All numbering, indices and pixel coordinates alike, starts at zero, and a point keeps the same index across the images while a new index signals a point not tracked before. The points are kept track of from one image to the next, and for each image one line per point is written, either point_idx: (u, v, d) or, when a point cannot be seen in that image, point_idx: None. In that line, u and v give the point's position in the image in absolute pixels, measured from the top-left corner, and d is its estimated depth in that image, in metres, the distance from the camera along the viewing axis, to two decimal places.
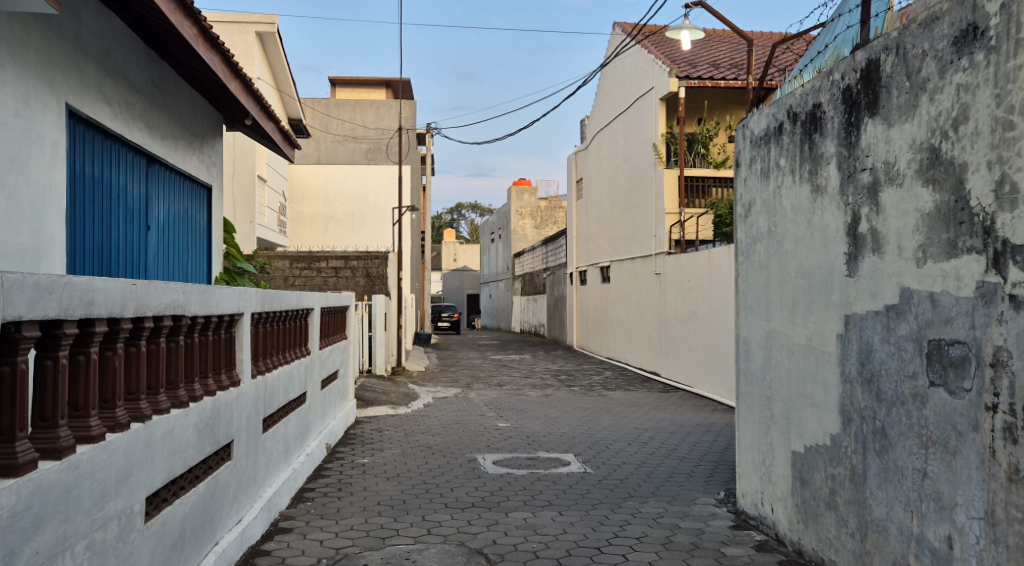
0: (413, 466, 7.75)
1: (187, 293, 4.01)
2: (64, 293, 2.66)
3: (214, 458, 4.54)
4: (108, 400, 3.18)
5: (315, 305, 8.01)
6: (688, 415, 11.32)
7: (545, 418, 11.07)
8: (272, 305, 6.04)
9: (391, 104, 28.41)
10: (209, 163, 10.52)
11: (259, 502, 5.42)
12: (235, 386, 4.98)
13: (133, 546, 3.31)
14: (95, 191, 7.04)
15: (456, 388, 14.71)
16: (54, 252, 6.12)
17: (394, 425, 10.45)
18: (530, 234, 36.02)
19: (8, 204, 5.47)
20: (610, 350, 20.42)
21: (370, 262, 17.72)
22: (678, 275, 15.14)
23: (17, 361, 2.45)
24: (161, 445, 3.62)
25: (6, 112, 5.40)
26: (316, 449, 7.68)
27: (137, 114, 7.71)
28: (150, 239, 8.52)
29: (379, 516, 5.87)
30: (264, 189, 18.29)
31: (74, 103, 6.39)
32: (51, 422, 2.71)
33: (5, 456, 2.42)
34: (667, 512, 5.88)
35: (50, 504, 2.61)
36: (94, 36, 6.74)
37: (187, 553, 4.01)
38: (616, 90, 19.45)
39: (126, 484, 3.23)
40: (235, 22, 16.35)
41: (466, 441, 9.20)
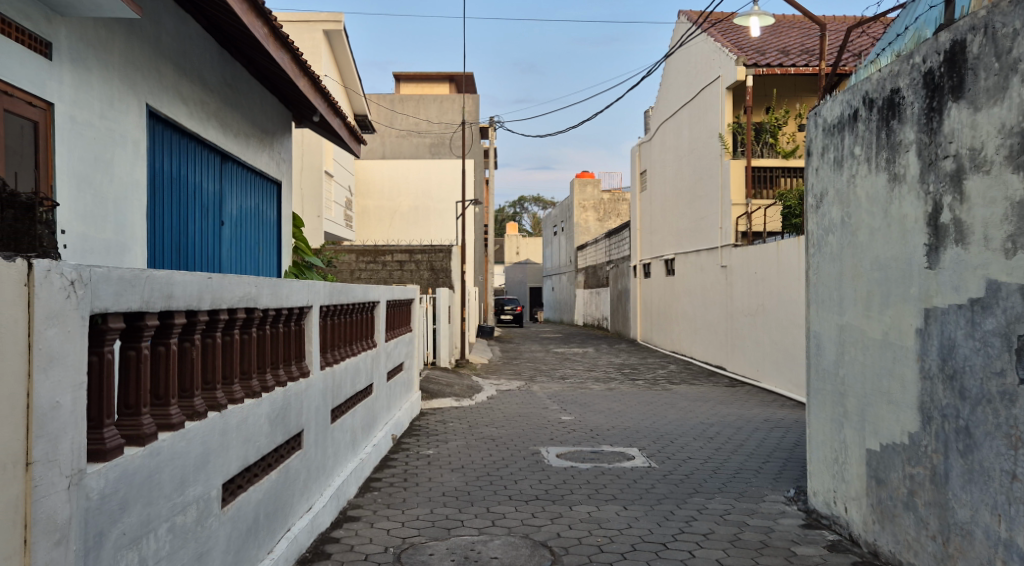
0: (478, 458, 7.81)
1: (259, 287, 4.12)
2: (146, 287, 2.76)
3: (286, 447, 4.67)
4: (187, 389, 3.30)
5: (381, 298, 8.13)
6: (756, 410, 11.09)
7: (610, 412, 11.00)
8: (340, 297, 6.17)
9: (454, 99, 28.61)
10: (280, 159, 10.78)
11: (329, 490, 5.55)
12: (305, 377, 5.09)
13: (210, 531, 3.43)
14: (172, 187, 7.29)
15: (519, 381, 14.74)
16: (136, 248, 6.36)
17: (458, 417, 10.53)
18: (593, 227, 35.79)
19: (95, 201, 5.72)
20: (675, 344, 20.14)
21: (435, 256, 17.85)
22: (745, 267, 14.84)
23: (104, 350, 2.56)
24: (236, 433, 3.73)
25: (92, 112, 5.66)
26: (383, 439, 7.80)
27: (211, 113, 7.95)
28: (224, 235, 8.78)
29: (444, 507, 5.93)
30: (331, 184, 18.67)
31: (154, 102, 6.63)
32: (135, 410, 2.82)
33: (94, 441, 2.54)
34: (735, 508, 5.77)
35: (135, 488, 2.71)
36: (172, 37, 6.95)
37: (261, 539, 4.14)
38: (681, 79, 19.16)
39: (203, 470, 3.34)
40: (303, 21, 16.70)
41: (529, 434, 9.21)
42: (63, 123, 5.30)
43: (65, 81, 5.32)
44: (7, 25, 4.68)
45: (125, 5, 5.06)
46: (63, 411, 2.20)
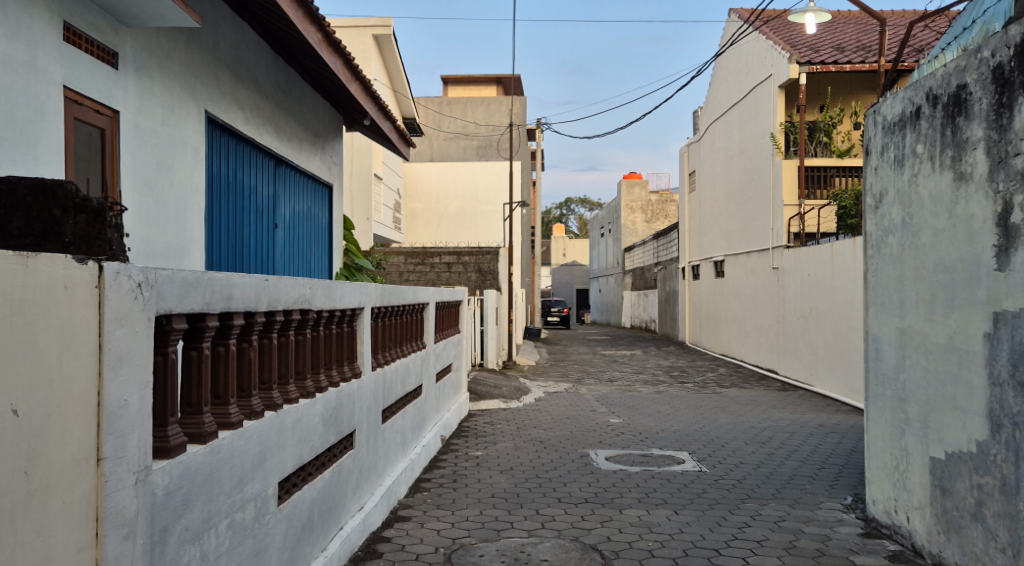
0: (526, 460, 7.81)
1: (313, 288, 4.19)
2: (207, 289, 2.84)
3: (339, 446, 4.74)
4: (245, 388, 3.38)
5: (430, 299, 8.19)
6: (809, 415, 10.85)
7: (658, 415, 10.89)
8: (390, 299, 6.24)
9: (502, 101, 28.71)
10: (331, 162, 10.95)
11: (380, 490, 5.61)
12: (357, 377, 5.16)
13: (268, 528, 3.50)
14: (228, 191, 7.46)
15: (567, 383, 14.69)
16: (195, 250, 6.52)
17: (506, 419, 10.55)
18: (641, 228, 35.49)
19: (157, 205, 5.89)
20: (725, 347, 19.85)
21: (482, 258, 17.90)
22: (797, 269, 14.56)
23: (168, 350, 2.64)
24: (292, 432, 3.81)
25: (154, 119, 5.84)
26: (432, 440, 7.86)
27: (266, 118, 8.12)
28: (278, 237, 8.95)
29: (494, 508, 5.94)
30: (379, 187, 18.91)
31: (212, 109, 6.80)
32: (196, 409, 2.90)
33: (159, 439, 2.61)
34: (790, 515, 5.66)
35: (197, 485, 2.78)
36: (229, 44, 7.12)
37: (315, 537, 4.21)
38: (732, 78, 18.92)
39: (261, 468, 3.42)
40: (353, 26, 16.94)
41: (578, 436, 9.18)
42: (128, 130, 5.47)
43: (130, 89, 5.49)
44: (75, 36, 4.86)
45: (186, 14, 5.19)
46: (130, 409, 2.26)
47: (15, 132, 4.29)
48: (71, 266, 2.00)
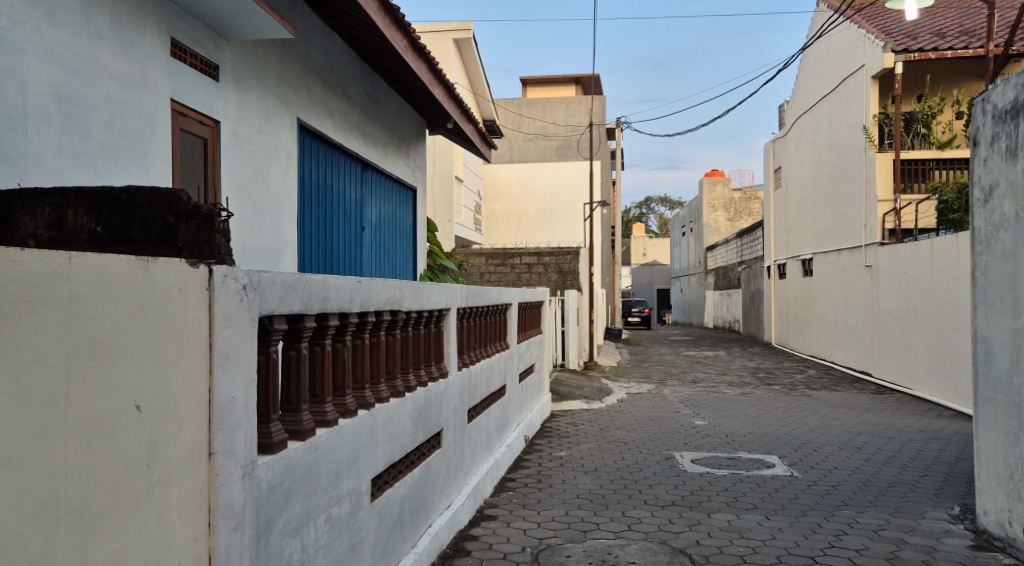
0: (611, 461, 7.75)
1: (402, 290, 4.28)
2: (305, 291, 2.95)
3: (427, 445, 4.82)
4: (339, 388, 3.48)
5: (513, 300, 8.24)
6: (908, 419, 10.37)
7: (745, 417, 10.62)
8: (475, 300, 6.31)
9: (581, 101, 28.59)
10: (415, 165, 11.15)
11: (466, 489, 5.67)
12: (444, 377, 5.24)
13: (361, 523, 3.59)
14: (319, 197, 7.71)
15: (650, 384, 14.49)
16: (288, 253, 6.75)
17: (589, 419, 10.51)
18: (723, 227, 34.71)
19: (253, 211, 6.13)
20: (814, 347, 19.22)
21: (562, 258, 17.80)
22: (893, 267, 13.95)
23: (270, 349, 2.74)
24: (383, 430, 3.89)
25: (251, 128, 6.08)
26: (516, 440, 7.89)
27: (353, 124, 8.34)
28: (365, 240, 9.19)
29: (580, 509, 5.92)
30: (460, 189, 19.17)
31: (303, 116, 7.04)
32: (295, 407, 3.00)
33: (263, 435, 2.72)
34: (891, 524, 5.43)
35: (297, 479, 2.88)
36: (320, 53, 7.35)
37: (406, 534, 4.28)
38: (820, 70, 18.28)
39: (355, 465, 3.51)
40: (434, 31, 17.22)
41: (662, 438, 9.06)
42: (228, 139, 5.72)
43: (230, 99, 5.73)
44: (181, 51, 5.10)
45: (280, 26, 5.39)
46: (237, 406, 2.36)
47: (129, 143, 4.54)
48: (184, 269, 2.11)
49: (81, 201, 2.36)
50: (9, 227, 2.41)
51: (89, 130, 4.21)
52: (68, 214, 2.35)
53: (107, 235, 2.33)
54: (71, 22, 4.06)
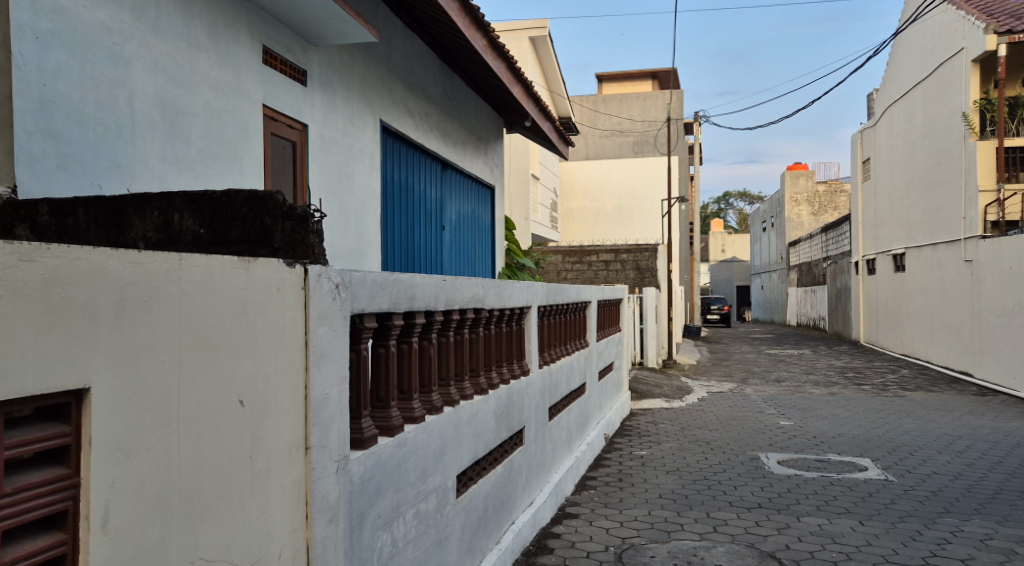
0: (693, 461, 7.62)
1: (485, 289, 4.31)
2: (393, 289, 3.00)
3: (510, 443, 4.84)
4: (426, 384, 3.53)
5: (592, 298, 8.19)
6: (1013, 423, 9.81)
7: (834, 418, 10.26)
8: (556, 298, 6.31)
9: (658, 95, 28.20)
10: (493, 164, 11.23)
11: (548, 487, 5.67)
12: (526, 375, 5.25)
13: (448, 519, 3.63)
14: (401, 196, 7.84)
15: (732, 383, 14.18)
16: (372, 253, 6.89)
17: (670, 418, 10.35)
18: (807, 222, 33.60)
19: (339, 211, 6.29)
20: (907, 346, 18.41)
21: (640, 255, 17.57)
22: (995, 261, 13.22)
23: (360, 347, 2.82)
24: (468, 428, 3.93)
25: (337, 131, 6.24)
26: (596, 439, 7.85)
27: (433, 124, 8.46)
28: (445, 238, 9.30)
29: (663, 509, 5.84)
30: (536, 186, 19.22)
31: (386, 118, 7.17)
32: (385, 404, 3.07)
33: (354, 431, 2.78)
34: (997, 534, 5.15)
35: (387, 475, 2.93)
36: (401, 56, 7.48)
37: (490, 531, 4.32)
38: (914, 55, 17.47)
39: (441, 461, 3.55)
40: (510, 30, 17.30)
41: (747, 438, 8.84)
42: (315, 142, 5.88)
43: (317, 103, 5.89)
44: (272, 58, 5.28)
45: (365, 29, 5.51)
46: (331, 402, 2.42)
47: (225, 148, 4.72)
48: (282, 269, 2.18)
49: (186, 205, 2.49)
50: (125, 232, 2.60)
51: (189, 137, 4.39)
52: (175, 217, 2.50)
53: (209, 237, 2.44)
54: (173, 34, 4.25)
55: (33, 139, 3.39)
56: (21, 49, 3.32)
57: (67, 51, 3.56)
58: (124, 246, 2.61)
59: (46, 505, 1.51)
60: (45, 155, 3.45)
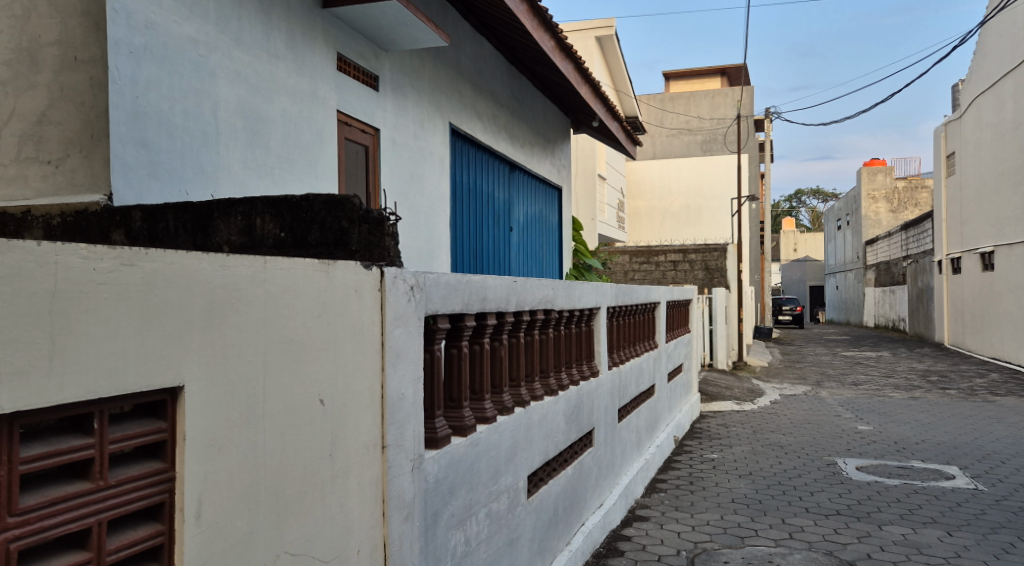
0: (767, 465, 7.44)
1: (555, 289, 4.31)
2: (466, 290, 3.04)
3: (579, 443, 4.83)
4: (498, 385, 3.55)
5: (661, 298, 8.09)
6: None
7: (917, 423, 9.88)
8: (625, 298, 6.26)
9: (727, 93, 27.72)
10: (560, 164, 11.21)
11: (618, 489, 5.63)
12: (595, 377, 5.22)
13: (519, 519, 3.65)
14: (470, 198, 7.92)
15: (806, 386, 13.81)
16: (441, 255, 6.97)
17: (741, 421, 10.14)
18: (886, 219, 32.44)
19: (409, 214, 6.40)
20: (995, 349, 17.58)
21: (709, 255, 17.27)
22: None
23: (434, 348, 2.87)
24: (538, 428, 3.94)
25: (408, 134, 6.34)
26: (666, 441, 7.75)
27: (501, 127, 8.52)
28: (513, 239, 9.35)
29: (736, 514, 5.73)
30: (603, 187, 19.16)
31: (455, 121, 7.25)
32: (458, 404, 3.10)
33: (428, 431, 2.83)
34: None
35: (461, 474, 2.97)
36: (470, 59, 7.55)
37: (560, 532, 4.31)
38: (1003, 44, 16.66)
39: (512, 462, 3.57)
40: (576, 30, 17.27)
41: (824, 442, 8.58)
42: (387, 146, 5.99)
43: (388, 107, 6.00)
44: (346, 64, 5.40)
45: (436, 34, 5.58)
46: (407, 402, 2.46)
47: (301, 154, 4.85)
48: (360, 272, 2.23)
49: (267, 209, 2.57)
50: (209, 236, 2.71)
51: (268, 143, 4.53)
52: (257, 220, 2.58)
53: (290, 240, 2.52)
54: (254, 45, 4.40)
55: (127, 148, 3.55)
56: (116, 63, 3.49)
57: (158, 65, 3.72)
58: (207, 251, 2.72)
59: (147, 497, 1.58)
60: (137, 162, 3.60)
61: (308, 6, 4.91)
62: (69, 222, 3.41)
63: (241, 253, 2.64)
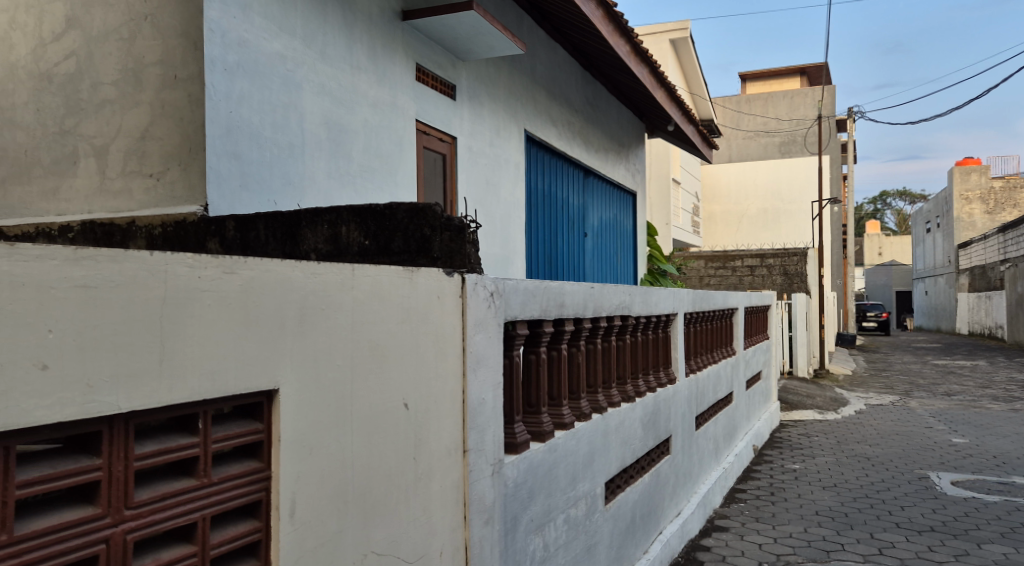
0: (853, 477, 7.19)
1: (632, 295, 4.28)
2: (544, 297, 3.06)
3: (657, 451, 4.78)
4: (575, 391, 3.56)
5: (739, 304, 7.92)
6: None
7: (1017, 437, 9.36)
8: (702, 304, 6.16)
9: (807, 93, 26.98)
10: (635, 169, 11.12)
11: (696, 498, 5.54)
12: (672, 384, 5.16)
13: (597, 525, 3.64)
14: (545, 204, 7.94)
15: (894, 395, 13.27)
16: (516, 261, 7.01)
17: (825, 431, 9.83)
18: (980, 221, 30.89)
19: (486, 221, 6.49)
20: None
21: (788, 260, 16.78)
22: None
23: (513, 353, 2.91)
24: (615, 435, 3.92)
25: (484, 142, 6.41)
26: (745, 450, 7.59)
27: (576, 133, 8.51)
28: (588, 245, 9.32)
29: (821, 527, 5.56)
30: (677, 191, 18.95)
31: (530, 128, 7.29)
32: (536, 410, 3.12)
33: (508, 436, 2.86)
34: None
35: (539, 479, 2.98)
36: (545, 66, 7.58)
37: (638, 540, 4.28)
38: None
39: (590, 468, 3.57)
40: (651, 33, 17.11)
41: (915, 455, 8.22)
42: (463, 154, 6.07)
43: (465, 116, 6.08)
44: (424, 74, 5.51)
45: (512, 42, 5.63)
46: (487, 407, 2.50)
47: (382, 162, 4.98)
48: (441, 279, 2.28)
49: (353, 218, 2.66)
50: (298, 244, 2.82)
51: (351, 152, 4.66)
52: (343, 229, 2.67)
53: (374, 247, 2.59)
54: (338, 59, 4.54)
55: (221, 161, 3.71)
56: (212, 80, 3.66)
57: (249, 80, 3.88)
58: (296, 258, 2.82)
59: (245, 495, 1.65)
60: (230, 174, 3.76)
61: (389, 19, 5.03)
62: (169, 231, 3.68)
63: (328, 260, 2.73)
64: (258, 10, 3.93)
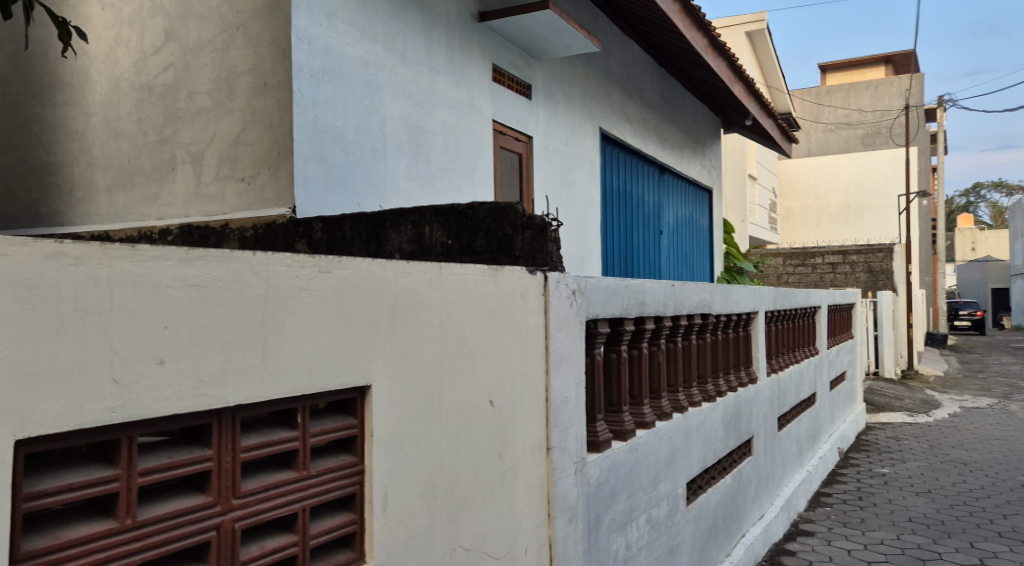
0: (948, 483, 6.87)
1: (712, 293, 4.21)
2: (625, 295, 3.04)
3: (738, 452, 4.69)
4: (656, 390, 3.52)
5: (823, 302, 7.68)
6: None
7: None
8: (784, 303, 6.00)
9: (893, 82, 25.91)
10: (711, 165, 10.92)
11: (779, 501, 5.41)
12: (753, 383, 5.05)
13: (679, 526, 3.59)
14: (620, 203, 7.88)
15: (991, 398, 12.62)
16: (592, 260, 6.97)
17: (916, 434, 9.43)
18: None
19: (563, 220, 6.48)
20: None
21: (873, 256, 16.16)
22: None
23: (594, 352, 2.91)
24: (697, 435, 3.86)
25: (559, 141, 6.41)
26: (829, 453, 7.36)
27: (651, 129, 8.41)
28: (664, 243, 9.21)
29: (915, 534, 5.34)
30: (753, 187, 18.53)
31: (606, 126, 7.25)
32: (618, 409, 3.10)
33: (590, 434, 2.85)
34: None
35: (622, 478, 2.97)
36: (620, 64, 7.53)
37: (720, 542, 4.20)
38: None
39: (672, 468, 3.52)
40: (726, 26, 16.76)
41: (1016, 461, 7.80)
42: (539, 153, 6.08)
43: (541, 114, 6.09)
44: (501, 75, 5.55)
45: (588, 40, 5.61)
46: (570, 404, 2.50)
47: (460, 163, 5.03)
48: (525, 278, 2.29)
49: (435, 218, 2.68)
50: (381, 243, 2.86)
51: (429, 154, 4.73)
52: (425, 229, 2.70)
53: (457, 246, 2.60)
54: (417, 62, 4.62)
55: (308, 165, 3.83)
56: (299, 86, 3.77)
57: (334, 86, 3.98)
58: (379, 257, 2.86)
59: (341, 488, 1.70)
60: (316, 178, 3.88)
61: (466, 21, 5.09)
62: (260, 233, 3.79)
63: (410, 258, 2.76)
64: (342, 17, 4.04)
